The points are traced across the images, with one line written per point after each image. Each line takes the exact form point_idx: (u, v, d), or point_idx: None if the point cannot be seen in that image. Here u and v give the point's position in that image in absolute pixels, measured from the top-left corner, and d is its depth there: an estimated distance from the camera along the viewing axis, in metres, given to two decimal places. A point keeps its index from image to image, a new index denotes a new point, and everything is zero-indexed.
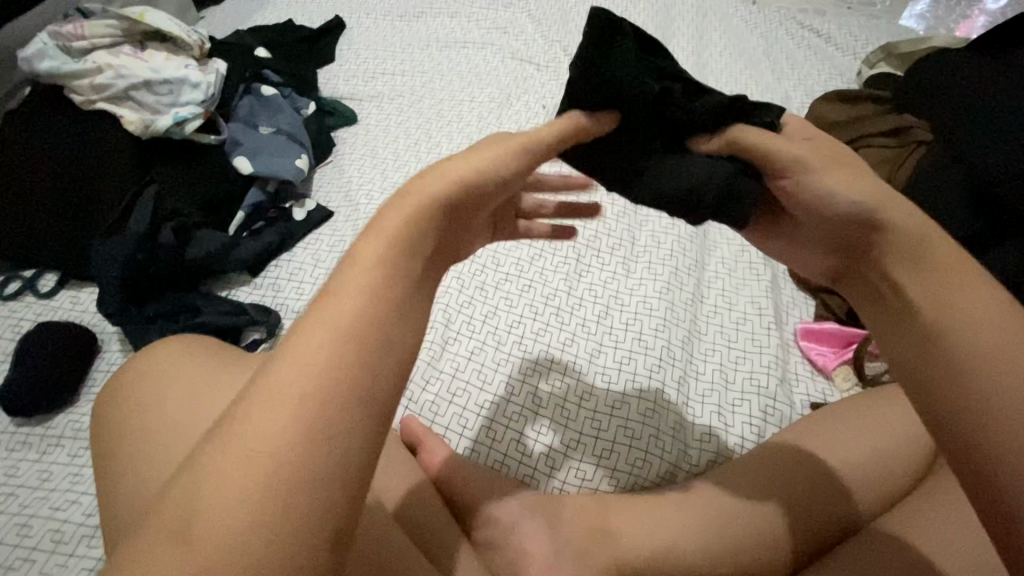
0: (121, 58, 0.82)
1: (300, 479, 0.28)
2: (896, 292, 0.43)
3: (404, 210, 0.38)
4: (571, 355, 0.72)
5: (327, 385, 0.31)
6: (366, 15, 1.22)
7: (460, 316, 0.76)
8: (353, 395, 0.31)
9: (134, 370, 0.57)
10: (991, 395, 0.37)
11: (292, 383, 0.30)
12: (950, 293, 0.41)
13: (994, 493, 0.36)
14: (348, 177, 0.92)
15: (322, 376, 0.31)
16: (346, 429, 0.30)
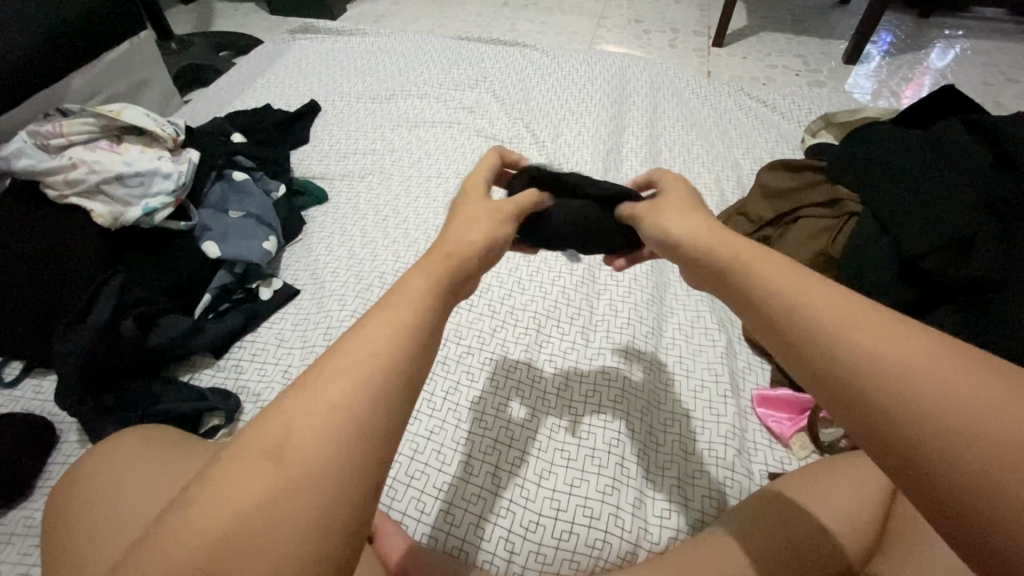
0: (95, 154, 0.86)
1: (282, 500, 0.29)
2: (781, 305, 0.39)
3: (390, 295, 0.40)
4: (531, 431, 0.72)
5: (310, 427, 0.31)
6: (340, 98, 1.30)
7: (419, 392, 0.76)
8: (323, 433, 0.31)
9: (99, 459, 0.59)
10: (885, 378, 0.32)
11: (283, 423, 0.31)
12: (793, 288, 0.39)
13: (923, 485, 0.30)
14: (315, 256, 0.94)
15: (306, 410, 0.32)
16: (318, 466, 0.30)
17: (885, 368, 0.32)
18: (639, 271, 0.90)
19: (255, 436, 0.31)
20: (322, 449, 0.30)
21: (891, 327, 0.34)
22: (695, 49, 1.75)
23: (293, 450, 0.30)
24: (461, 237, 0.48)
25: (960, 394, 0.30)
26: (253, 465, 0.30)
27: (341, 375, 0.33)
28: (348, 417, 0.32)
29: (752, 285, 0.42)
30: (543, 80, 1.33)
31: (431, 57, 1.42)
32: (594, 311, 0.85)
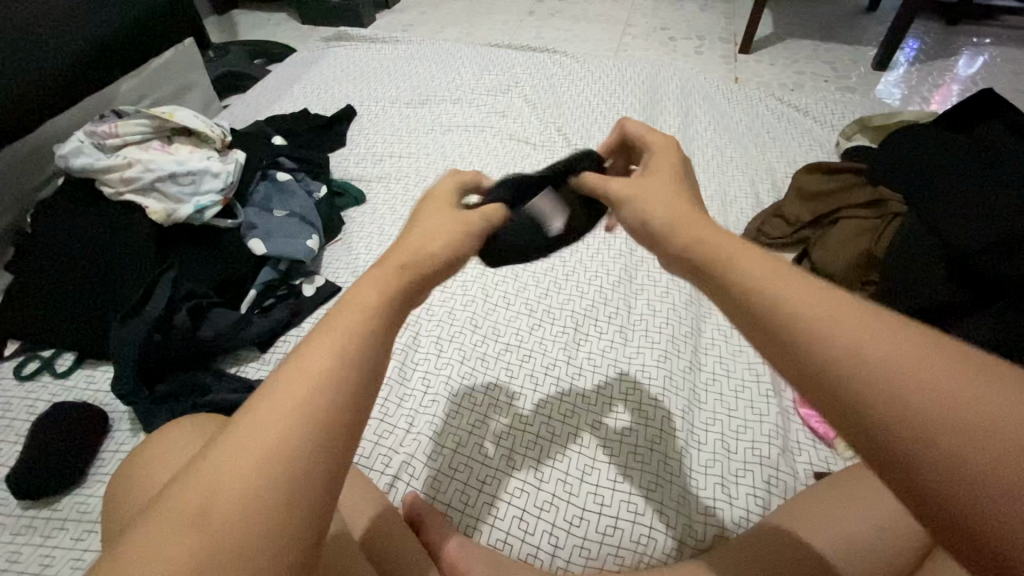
0: (148, 153, 0.89)
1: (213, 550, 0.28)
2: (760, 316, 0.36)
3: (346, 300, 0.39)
4: (571, 427, 0.73)
5: (260, 451, 0.31)
6: (376, 103, 1.33)
7: (460, 387, 0.77)
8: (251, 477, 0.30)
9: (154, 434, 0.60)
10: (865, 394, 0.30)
11: (208, 480, 0.30)
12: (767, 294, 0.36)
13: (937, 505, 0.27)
14: (356, 255, 0.97)
15: (236, 459, 0.30)
16: (244, 512, 0.29)
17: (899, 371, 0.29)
18: (676, 272, 0.91)
19: (183, 489, 0.29)
20: (242, 497, 0.29)
21: (899, 331, 0.31)
22: (721, 56, 1.76)
23: (222, 499, 0.29)
24: (424, 230, 0.47)
25: (974, 404, 0.27)
26: (177, 528, 0.28)
27: (291, 395, 0.32)
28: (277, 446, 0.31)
29: (731, 282, 0.39)
30: (573, 86, 1.35)
31: (463, 63, 1.45)
32: (632, 310, 0.85)
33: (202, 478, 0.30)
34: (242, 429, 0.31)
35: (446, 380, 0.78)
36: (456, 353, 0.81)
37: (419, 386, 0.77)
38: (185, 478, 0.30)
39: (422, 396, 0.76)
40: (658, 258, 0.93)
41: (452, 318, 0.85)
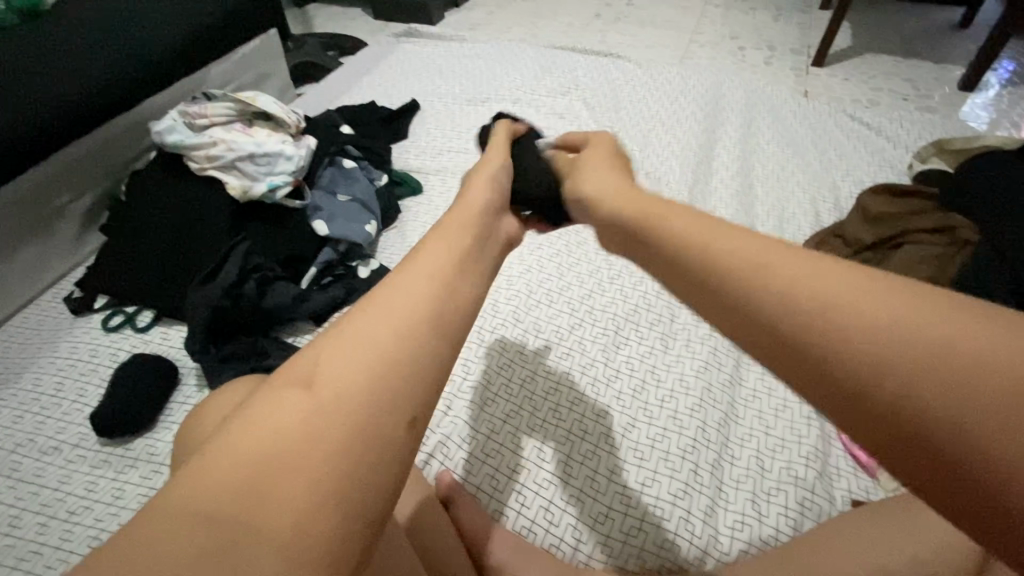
0: (231, 134, 0.95)
1: (313, 435, 0.32)
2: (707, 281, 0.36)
3: (436, 250, 0.44)
4: (605, 426, 0.74)
5: (334, 374, 0.34)
6: (439, 99, 1.38)
7: (498, 377, 0.80)
8: (362, 375, 0.35)
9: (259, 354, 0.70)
10: (825, 335, 0.29)
11: (315, 366, 0.35)
12: (716, 248, 0.36)
13: (948, 464, 0.24)
14: (409, 243, 1.02)
15: (344, 356, 0.35)
16: (348, 401, 0.34)
17: (862, 331, 0.28)
18: None
19: (287, 378, 0.35)
20: (351, 388, 0.34)
21: (863, 283, 0.30)
22: (791, 68, 1.71)
23: (326, 382, 0.34)
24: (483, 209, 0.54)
25: (947, 341, 0.26)
26: (281, 406, 0.33)
27: (362, 336, 0.36)
28: (401, 355, 0.36)
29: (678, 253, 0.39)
30: (634, 92, 1.36)
31: (527, 63, 1.48)
32: (675, 319, 0.85)
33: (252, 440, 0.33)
34: (316, 361, 0.35)
35: (486, 368, 0.80)
36: (495, 344, 0.84)
37: (458, 370, 0.81)
38: (241, 416, 0.33)
39: (461, 381, 0.79)
40: None
41: (496, 311, 0.88)
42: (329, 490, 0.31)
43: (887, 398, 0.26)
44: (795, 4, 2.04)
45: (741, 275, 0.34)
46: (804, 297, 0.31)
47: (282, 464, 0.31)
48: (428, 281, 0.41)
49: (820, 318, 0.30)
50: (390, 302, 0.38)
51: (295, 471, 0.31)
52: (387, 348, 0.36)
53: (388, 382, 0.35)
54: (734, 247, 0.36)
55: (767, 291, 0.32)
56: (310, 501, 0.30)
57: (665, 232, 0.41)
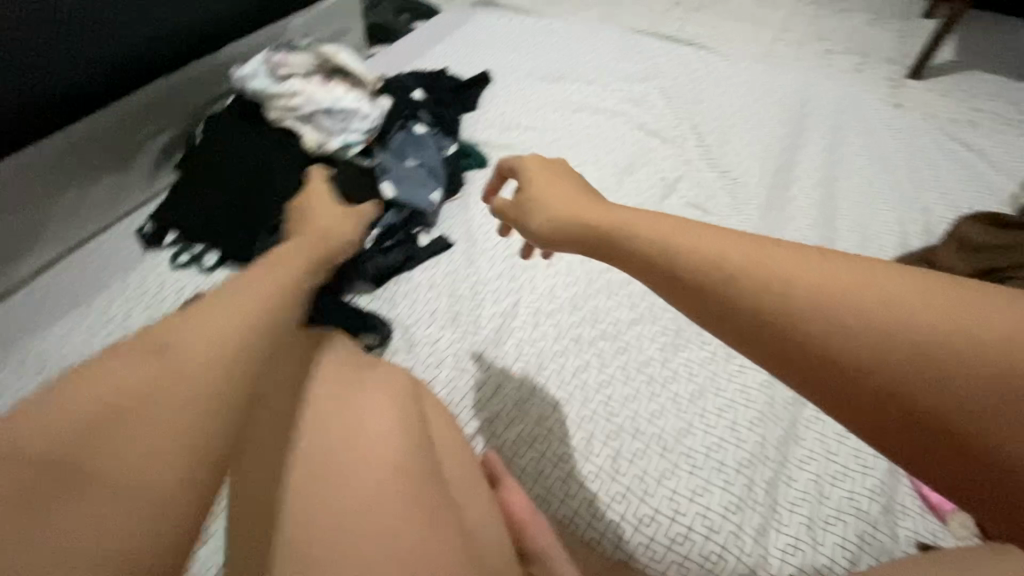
0: (310, 86, 0.94)
1: (160, 390, 0.33)
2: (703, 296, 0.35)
3: (306, 250, 0.49)
4: (660, 428, 0.72)
5: (185, 342, 0.35)
6: (512, 72, 1.35)
7: (550, 363, 0.79)
8: (211, 338, 0.35)
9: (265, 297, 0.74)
10: (848, 344, 0.30)
11: (176, 335, 0.35)
12: (714, 258, 0.35)
13: (962, 446, 0.28)
14: (470, 215, 1.00)
15: (207, 323, 0.36)
16: (194, 367, 0.34)
17: (884, 333, 0.30)
18: None
19: (146, 337, 0.36)
20: (198, 348, 0.35)
21: (871, 275, 0.31)
22: (885, 76, 1.60)
23: (176, 345, 0.35)
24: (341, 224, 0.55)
25: (962, 334, 0.28)
26: (134, 360, 0.34)
27: (218, 309, 0.37)
28: (262, 329, 0.37)
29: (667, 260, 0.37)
30: (716, 86, 1.30)
31: (605, 44, 1.43)
32: None
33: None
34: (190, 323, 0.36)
35: (539, 353, 0.80)
36: (551, 331, 0.83)
37: (510, 351, 0.80)
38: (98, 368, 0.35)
39: (512, 361, 0.79)
40: None
41: (553, 296, 0.87)
42: (174, 447, 0.33)
43: (920, 393, 0.29)
44: (897, 9, 1.90)
45: (715, 286, 0.34)
46: (824, 298, 0.31)
47: (97, 425, 0.32)
48: (299, 274, 0.43)
49: (839, 328, 0.30)
50: (251, 279, 0.41)
51: (129, 434, 0.32)
52: (228, 322, 0.36)
53: (245, 357, 0.36)
54: (733, 258, 0.34)
55: (786, 297, 0.32)
56: (149, 449, 0.32)
57: (656, 241, 0.39)
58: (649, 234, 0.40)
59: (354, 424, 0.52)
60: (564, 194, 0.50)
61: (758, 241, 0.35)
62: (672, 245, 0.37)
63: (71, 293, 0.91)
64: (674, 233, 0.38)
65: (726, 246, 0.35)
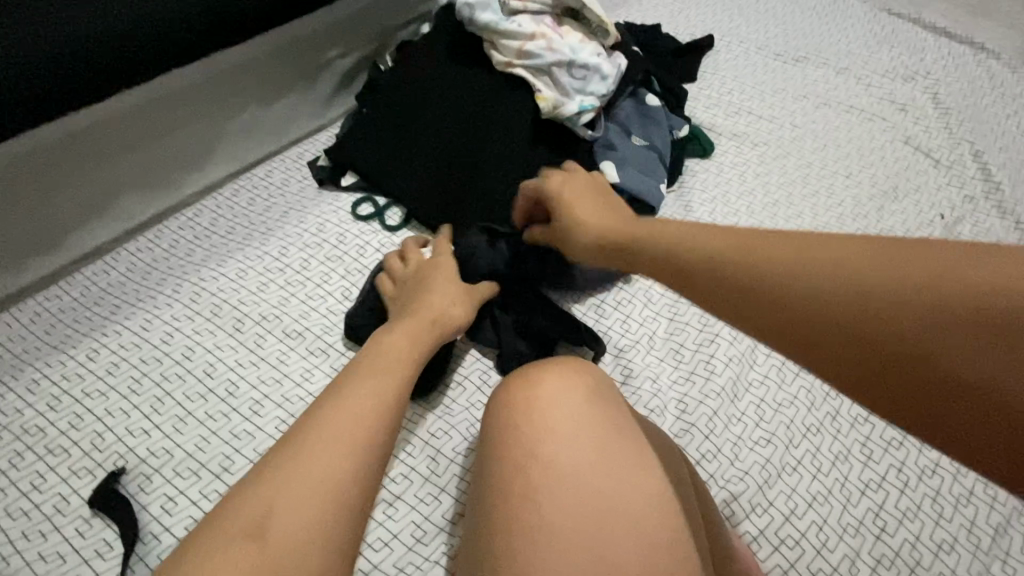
0: (546, 29, 0.78)
1: (290, 561, 0.39)
2: (771, 304, 0.40)
3: (362, 391, 0.48)
4: (949, 567, 0.58)
5: (297, 498, 0.41)
6: (738, 40, 1.12)
7: (804, 441, 0.64)
8: (334, 480, 0.42)
9: (460, 298, 0.64)
10: (887, 328, 0.37)
11: (284, 473, 0.42)
12: (765, 257, 0.41)
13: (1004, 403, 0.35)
14: (695, 218, 0.82)
15: (316, 459, 0.43)
16: (316, 519, 0.41)
17: (930, 303, 0.36)
18: None
19: (245, 512, 0.40)
20: (320, 506, 0.41)
21: (894, 259, 0.38)
22: None
23: (305, 496, 0.41)
24: (396, 382, 0.51)
25: (994, 301, 0.35)
26: (250, 538, 0.39)
27: (311, 470, 0.42)
28: (355, 485, 0.43)
29: (753, 277, 0.41)
30: (999, 104, 1.04)
31: (852, 25, 1.17)
32: None
33: (206, 563, 0.37)
34: (274, 502, 0.41)
35: (790, 424, 0.64)
36: (803, 396, 0.66)
37: (751, 412, 0.65)
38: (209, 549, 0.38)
39: (757, 428, 0.63)
40: None
41: None
42: None
43: (963, 364, 0.35)
44: None
45: (750, 290, 0.41)
46: (883, 292, 0.37)
47: (243, 550, 0.38)
48: (368, 403, 0.47)
49: (894, 317, 0.36)
50: (324, 432, 0.44)
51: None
52: (348, 462, 0.44)
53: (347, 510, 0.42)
54: (800, 263, 0.40)
55: (811, 290, 0.39)
56: None
57: (737, 255, 0.42)
58: (711, 247, 0.44)
59: (602, 506, 0.45)
60: (609, 210, 0.57)
61: (823, 243, 0.41)
62: (753, 257, 0.42)
63: (243, 218, 0.82)
64: (776, 242, 0.42)
65: (805, 249, 0.41)
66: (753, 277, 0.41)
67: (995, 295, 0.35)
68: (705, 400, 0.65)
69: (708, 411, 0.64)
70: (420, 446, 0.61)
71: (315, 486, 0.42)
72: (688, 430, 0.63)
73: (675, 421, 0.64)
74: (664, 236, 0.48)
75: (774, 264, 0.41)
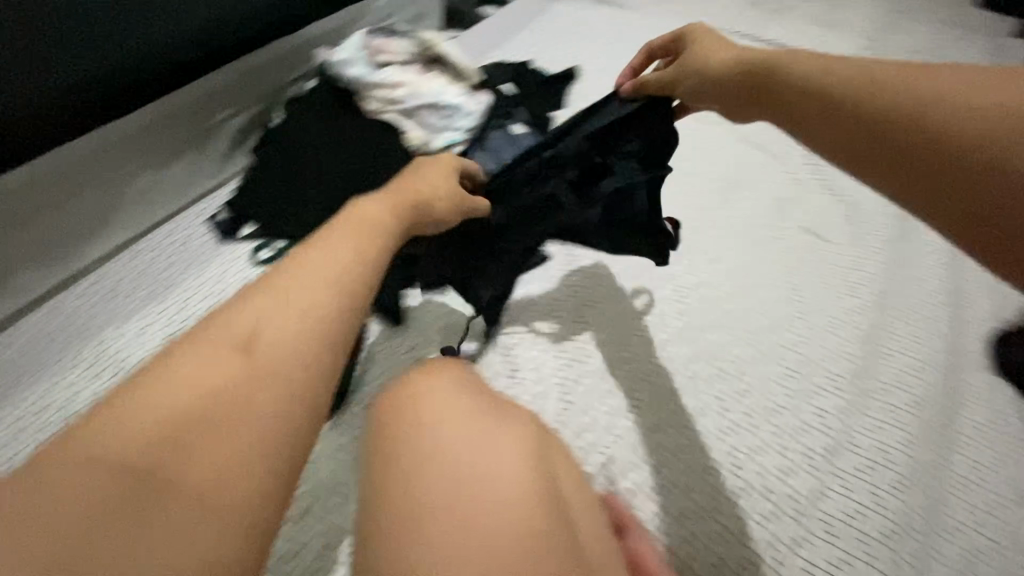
0: (411, 78, 0.89)
1: (231, 378, 0.36)
2: (851, 120, 0.48)
3: (331, 240, 0.46)
4: (792, 488, 0.67)
5: (194, 378, 0.36)
6: (599, 69, 1.27)
7: (666, 402, 0.73)
8: (241, 367, 0.37)
9: (454, 197, 0.63)
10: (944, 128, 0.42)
11: (169, 373, 0.36)
12: (867, 92, 0.47)
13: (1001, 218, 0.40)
14: None
15: (220, 347, 0.38)
16: (229, 387, 0.36)
17: (1008, 117, 0.40)
18: (932, 354, 0.79)
19: (114, 406, 0.34)
20: (212, 387, 0.36)
21: (970, 77, 0.43)
22: None
23: (264, 345, 0.38)
24: (375, 218, 0.51)
25: (978, 103, 0.41)
26: (168, 392, 0.35)
27: (214, 354, 0.37)
28: (277, 359, 0.38)
29: (817, 73, 0.52)
30: None
31: None
32: (877, 376, 0.76)
33: (163, 379, 0.36)
34: (185, 369, 0.37)
35: (654, 390, 0.74)
36: (666, 365, 0.77)
37: (623, 384, 0.75)
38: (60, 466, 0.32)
39: (627, 399, 0.73)
40: (909, 325, 0.82)
41: (666, 325, 0.80)
42: (258, 451, 0.35)
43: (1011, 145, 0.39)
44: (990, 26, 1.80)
45: (845, 100, 0.49)
46: (935, 90, 0.44)
47: (151, 446, 0.33)
48: (317, 261, 0.43)
49: (924, 123, 0.43)
50: (275, 288, 0.41)
51: (185, 462, 0.33)
52: (257, 343, 0.38)
53: (260, 383, 0.37)
54: (885, 72, 0.47)
55: (911, 117, 0.44)
56: (200, 479, 0.33)
57: (822, 73, 0.51)
58: (822, 83, 0.51)
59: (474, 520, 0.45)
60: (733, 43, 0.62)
61: (893, 72, 0.47)
62: (828, 66, 0.51)
63: (148, 277, 0.86)
64: (839, 75, 0.50)
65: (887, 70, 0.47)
66: (818, 75, 0.51)
67: (1002, 125, 0.40)
68: (582, 381, 0.75)
69: (584, 390, 0.74)
70: (330, 462, 0.67)
71: (280, 327, 0.39)
72: (569, 409, 0.72)
73: (558, 403, 0.73)
74: (779, 61, 0.54)
75: (822, 77, 0.51)
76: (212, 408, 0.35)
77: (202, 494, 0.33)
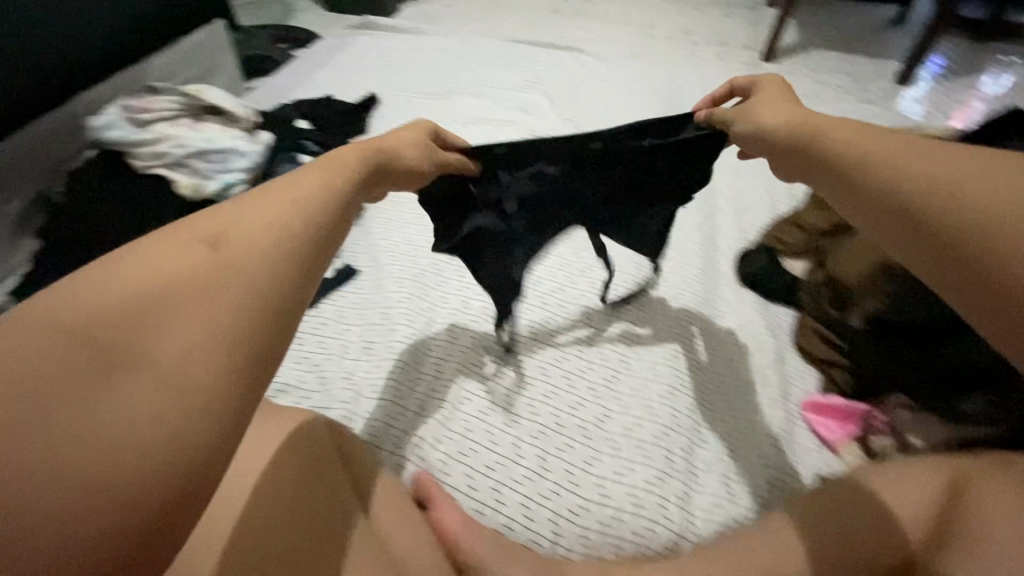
0: (179, 129, 0.91)
1: (183, 287, 0.34)
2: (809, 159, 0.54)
3: (300, 184, 0.44)
4: (580, 418, 0.74)
5: (121, 288, 0.33)
6: (398, 92, 1.34)
7: (470, 374, 0.79)
8: (198, 270, 0.35)
9: (422, 151, 0.62)
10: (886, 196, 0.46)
11: (117, 269, 0.33)
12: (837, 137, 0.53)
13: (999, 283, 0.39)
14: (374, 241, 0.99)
15: (164, 261, 0.34)
16: (203, 301, 0.34)
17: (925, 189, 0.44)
18: (689, 281, 0.90)
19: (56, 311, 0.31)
20: (150, 294, 0.33)
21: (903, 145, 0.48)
22: (744, 62, 1.78)
23: (232, 239, 0.37)
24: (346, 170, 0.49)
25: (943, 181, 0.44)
26: (104, 292, 0.32)
27: (150, 262, 0.34)
28: (215, 276, 0.35)
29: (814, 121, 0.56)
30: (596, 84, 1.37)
31: (487, 57, 1.47)
32: (646, 306, 0.87)
33: (124, 264, 0.34)
34: (120, 273, 0.33)
35: (458, 367, 0.79)
36: (470, 343, 0.83)
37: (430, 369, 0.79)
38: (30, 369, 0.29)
39: (434, 380, 0.78)
40: (675, 259, 0.94)
41: (467, 307, 0.87)
42: (168, 390, 0.31)
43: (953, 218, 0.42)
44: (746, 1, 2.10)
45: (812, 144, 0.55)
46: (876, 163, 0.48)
47: (95, 370, 0.30)
48: (298, 198, 0.42)
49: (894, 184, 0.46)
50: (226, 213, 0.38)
51: (120, 392, 0.30)
52: (198, 257, 0.35)
53: (216, 308, 0.34)
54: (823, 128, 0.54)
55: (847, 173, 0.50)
56: (138, 413, 0.30)
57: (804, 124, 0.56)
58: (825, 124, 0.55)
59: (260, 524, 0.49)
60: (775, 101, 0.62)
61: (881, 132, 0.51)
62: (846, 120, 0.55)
63: None
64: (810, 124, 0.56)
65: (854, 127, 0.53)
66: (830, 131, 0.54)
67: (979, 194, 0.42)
68: (389, 375, 0.79)
69: (393, 383, 0.78)
70: None
71: (253, 229, 0.38)
72: (379, 404, 0.76)
73: (369, 402, 0.76)
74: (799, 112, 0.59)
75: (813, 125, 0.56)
76: (172, 291, 0.33)
77: (164, 377, 0.31)
